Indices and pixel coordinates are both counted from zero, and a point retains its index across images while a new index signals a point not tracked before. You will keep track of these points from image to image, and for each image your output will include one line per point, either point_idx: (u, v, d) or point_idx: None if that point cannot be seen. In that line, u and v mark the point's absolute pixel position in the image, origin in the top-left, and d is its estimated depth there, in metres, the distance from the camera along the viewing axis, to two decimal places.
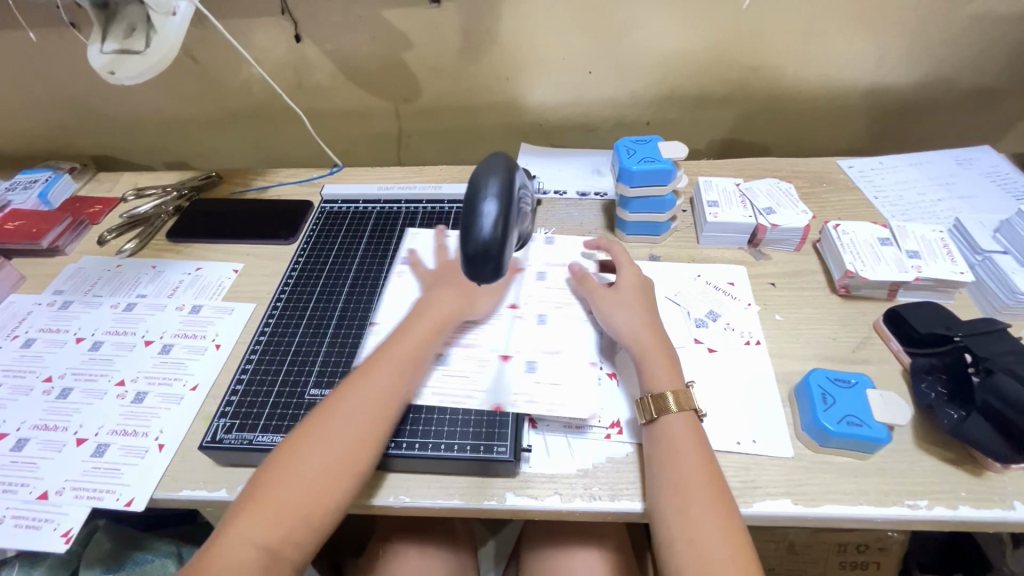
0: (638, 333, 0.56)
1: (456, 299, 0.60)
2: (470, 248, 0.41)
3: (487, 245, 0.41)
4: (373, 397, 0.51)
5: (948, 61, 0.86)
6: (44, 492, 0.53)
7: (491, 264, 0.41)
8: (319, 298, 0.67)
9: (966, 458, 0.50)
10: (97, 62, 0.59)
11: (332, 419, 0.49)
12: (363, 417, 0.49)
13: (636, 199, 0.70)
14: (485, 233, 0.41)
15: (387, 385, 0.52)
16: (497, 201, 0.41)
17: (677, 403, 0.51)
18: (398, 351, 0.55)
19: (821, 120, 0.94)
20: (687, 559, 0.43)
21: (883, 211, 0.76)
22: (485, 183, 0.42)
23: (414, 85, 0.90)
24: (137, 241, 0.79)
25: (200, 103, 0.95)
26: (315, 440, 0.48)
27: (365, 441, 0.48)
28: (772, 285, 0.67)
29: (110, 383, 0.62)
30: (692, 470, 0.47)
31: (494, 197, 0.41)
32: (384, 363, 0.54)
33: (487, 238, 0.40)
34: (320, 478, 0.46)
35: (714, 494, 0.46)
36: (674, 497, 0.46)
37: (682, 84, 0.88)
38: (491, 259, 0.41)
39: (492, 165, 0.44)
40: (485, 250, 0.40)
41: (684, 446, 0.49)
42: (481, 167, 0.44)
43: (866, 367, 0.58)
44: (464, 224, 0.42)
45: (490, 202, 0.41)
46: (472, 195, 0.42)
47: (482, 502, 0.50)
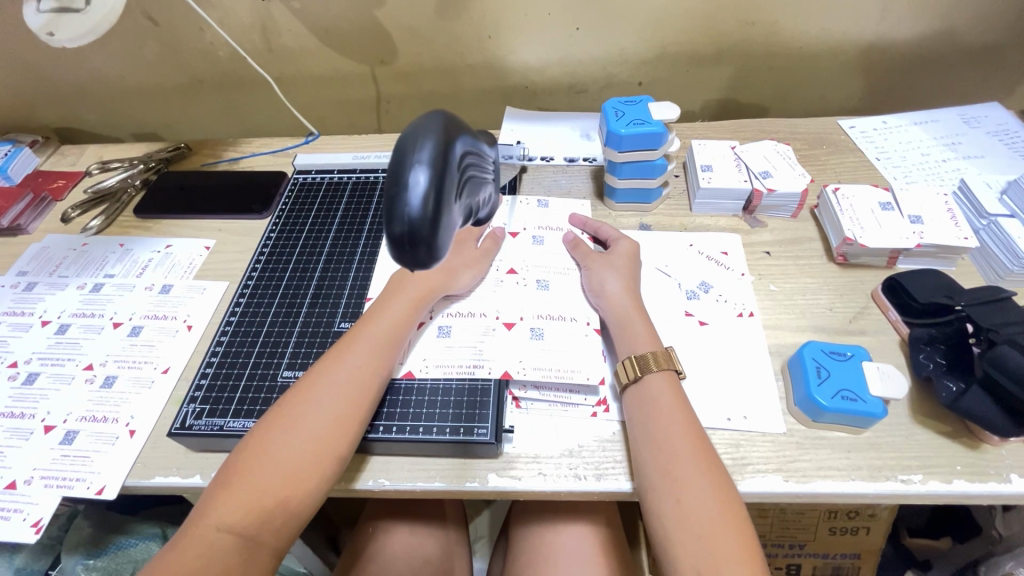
0: (618, 298, 0.56)
1: (442, 273, 0.57)
2: (396, 228, 0.34)
3: (415, 225, 0.34)
4: (348, 375, 0.49)
5: (956, 12, 0.81)
6: (13, 482, 0.51)
7: (423, 249, 0.34)
8: (293, 274, 0.64)
9: (963, 430, 0.49)
10: (34, 23, 0.54)
11: (307, 400, 0.47)
12: (340, 398, 0.47)
13: (626, 164, 0.66)
14: (413, 210, 0.34)
15: (365, 364, 0.50)
16: (428, 170, 0.34)
17: (657, 362, 0.50)
18: (376, 328, 0.52)
19: (822, 78, 0.89)
20: (674, 522, 0.42)
21: (885, 173, 0.72)
22: (414, 147, 0.35)
23: (390, 45, 0.85)
24: (103, 218, 0.75)
25: (165, 69, 0.89)
26: (290, 423, 0.46)
27: (343, 423, 0.46)
28: (766, 253, 0.65)
29: (78, 367, 0.59)
30: (674, 433, 0.46)
31: (423, 165, 0.34)
32: (362, 341, 0.51)
33: (414, 217, 0.33)
34: (296, 462, 0.44)
35: (698, 454, 0.44)
36: (659, 461, 0.45)
37: (675, 40, 0.83)
38: (420, 242, 0.34)
39: (426, 124, 0.37)
40: (413, 232, 0.34)
41: (667, 409, 0.47)
42: (413, 127, 0.36)
43: (863, 339, 0.56)
44: (388, 200, 0.35)
45: (420, 171, 0.34)
46: (398, 161, 0.35)
47: (464, 484, 0.48)
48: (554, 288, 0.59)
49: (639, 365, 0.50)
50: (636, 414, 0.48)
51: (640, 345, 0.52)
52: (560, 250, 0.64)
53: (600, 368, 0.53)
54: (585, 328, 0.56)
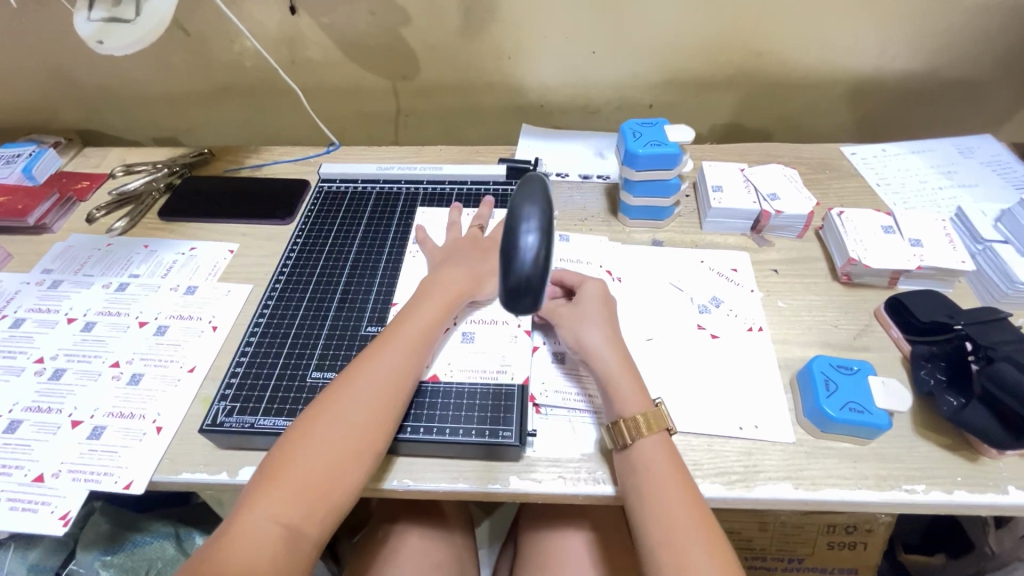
0: (602, 355, 0.53)
1: (470, 280, 0.59)
2: (511, 281, 0.40)
3: (529, 277, 0.39)
4: (384, 377, 0.50)
5: (951, 49, 0.86)
6: (40, 475, 0.52)
7: (529, 297, 0.40)
8: (319, 279, 0.66)
9: (963, 443, 0.51)
10: (85, 32, 0.56)
11: (344, 401, 0.48)
12: (375, 398, 0.49)
13: (641, 182, 0.69)
14: (526, 266, 0.39)
15: (399, 365, 0.52)
16: (538, 233, 0.40)
17: (647, 424, 0.48)
18: (408, 332, 0.54)
19: (825, 106, 0.93)
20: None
21: (885, 198, 0.76)
22: (523, 206, 0.41)
23: (413, 61, 0.88)
24: (128, 219, 0.77)
25: (191, 76, 0.92)
26: (330, 423, 0.47)
27: (379, 420, 0.48)
28: (774, 271, 0.67)
29: (104, 364, 0.60)
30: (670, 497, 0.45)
31: (533, 229, 0.40)
32: (396, 344, 0.53)
33: (528, 271, 0.39)
34: (338, 458, 0.46)
35: (695, 518, 0.44)
36: (655, 525, 0.44)
37: (685, 66, 0.87)
38: (532, 291, 0.40)
39: (531, 190, 0.42)
40: (525, 283, 0.39)
41: (660, 475, 0.46)
42: (518, 192, 0.42)
43: (867, 355, 0.59)
44: (502, 256, 0.40)
45: (530, 234, 0.40)
46: (511, 227, 0.41)
47: (487, 485, 0.50)
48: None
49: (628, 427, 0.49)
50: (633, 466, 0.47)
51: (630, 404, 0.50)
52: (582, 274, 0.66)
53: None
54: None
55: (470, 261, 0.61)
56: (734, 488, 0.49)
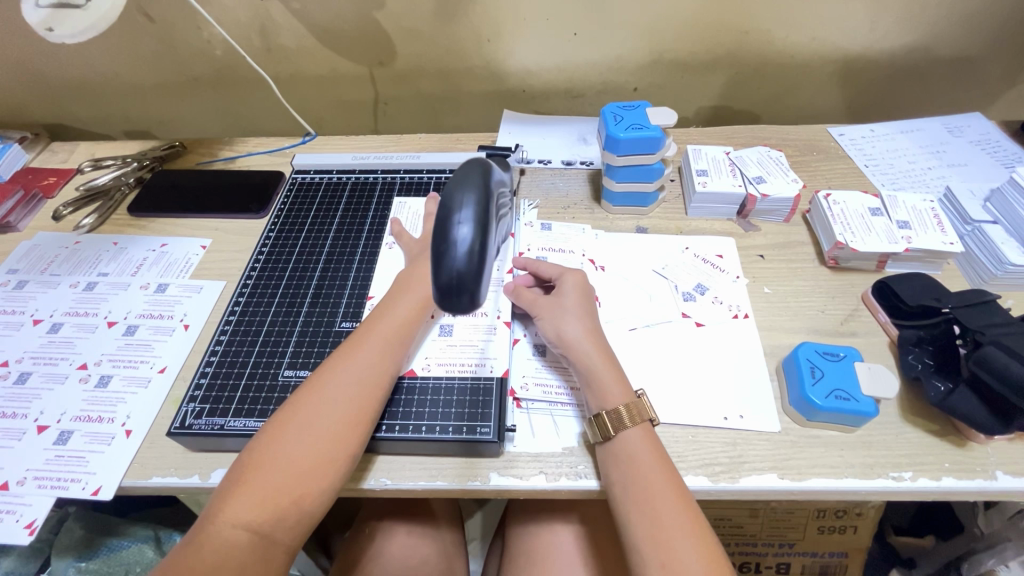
0: (581, 347, 0.51)
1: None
2: (444, 279, 0.38)
3: (462, 275, 0.38)
4: (360, 374, 0.49)
5: (940, 25, 0.84)
6: (5, 483, 0.50)
7: (466, 295, 0.39)
8: (293, 274, 0.64)
9: (950, 429, 0.50)
10: (32, 18, 0.53)
11: (318, 400, 0.47)
12: (350, 397, 0.47)
13: (623, 168, 0.67)
14: (458, 262, 0.38)
15: (376, 362, 0.50)
16: (472, 225, 0.38)
17: (629, 415, 0.47)
18: (386, 327, 0.52)
19: (813, 86, 0.92)
20: None
21: (873, 180, 0.74)
22: (458, 197, 0.39)
23: (389, 47, 0.85)
24: (96, 216, 0.74)
25: (160, 66, 0.89)
26: (303, 423, 0.45)
27: (355, 420, 0.46)
28: (761, 257, 0.66)
29: (71, 367, 0.58)
30: (655, 490, 0.43)
31: (467, 221, 0.38)
32: (372, 340, 0.51)
33: (460, 268, 0.37)
34: (311, 460, 0.44)
35: (680, 508, 0.43)
36: (640, 518, 0.43)
37: (669, 47, 0.85)
38: (466, 290, 0.38)
39: (468, 177, 0.41)
40: (457, 279, 0.38)
41: (644, 466, 0.45)
42: (454, 181, 0.40)
43: (854, 340, 0.57)
44: (435, 252, 0.39)
45: (463, 226, 0.38)
46: (443, 220, 0.39)
47: (467, 483, 0.49)
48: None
49: (609, 419, 0.47)
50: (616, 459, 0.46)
51: (612, 395, 0.49)
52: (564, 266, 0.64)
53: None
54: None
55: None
56: (719, 480, 0.48)
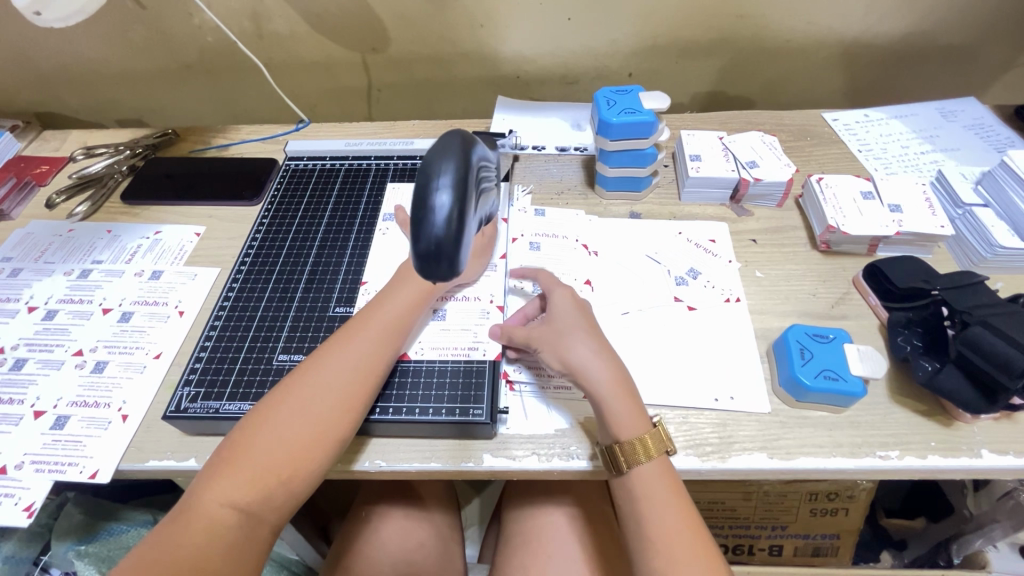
0: (591, 374, 0.48)
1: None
2: (421, 247, 0.37)
3: (440, 242, 0.36)
4: (354, 360, 0.49)
5: (935, 9, 0.83)
6: (3, 467, 0.51)
7: (444, 263, 0.37)
8: (286, 260, 0.64)
9: (938, 409, 0.51)
10: (18, 1, 0.52)
11: (311, 383, 0.47)
12: (344, 383, 0.48)
13: (616, 153, 0.67)
14: (437, 230, 0.36)
15: (372, 350, 0.50)
16: (451, 192, 0.37)
17: (645, 449, 0.46)
18: (382, 314, 0.53)
19: (808, 71, 0.91)
20: None
21: (866, 164, 0.74)
22: (437, 164, 0.37)
23: (382, 32, 0.84)
24: (89, 204, 0.74)
25: (152, 53, 0.88)
26: (294, 406, 0.46)
27: (347, 407, 0.47)
28: (753, 241, 0.66)
29: (67, 353, 0.59)
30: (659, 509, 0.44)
31: (447, 188, 0.36)
32: (368, 326, 0.51)
33: (437, 234, 0.35)
34: (301, 444, 0.44)
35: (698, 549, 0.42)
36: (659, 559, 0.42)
37: (664, 32, 0.84)
38: (444, 258, 0.37)
39: (448, 144, 0.39)
40: (436, 246, 0.36)
41: (661, 504, 0.44)
42: (434, 147, 0.38)
43: (844, 323, 0.58)
44: (414, 219, 0.37)
45: (442, 193, 0.36)
46: (422, 188, 0.37)
47: (460, 464, 0.49)
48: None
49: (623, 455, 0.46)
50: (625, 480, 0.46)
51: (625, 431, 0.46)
52: (558, 252, 0.64)
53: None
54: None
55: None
56: (709, 460, 0.49)
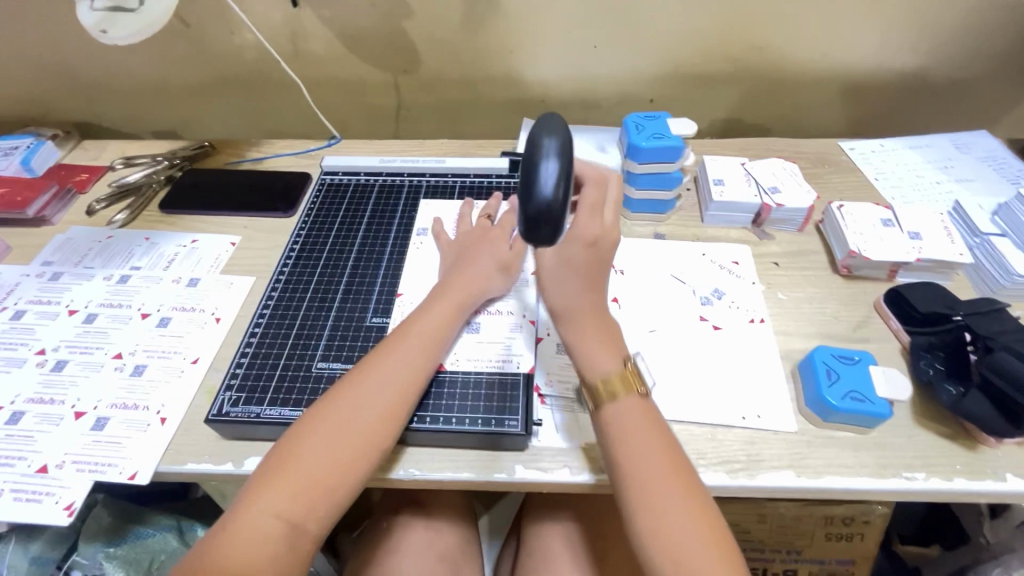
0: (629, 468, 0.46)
1: (485, 277, 0.59)
2: (532, 210, 0.43)
3: (549, 207, 0.42)
4: (397, 375, 0.50)
5: (948, 46, 0.87)
6: (44, 466, 0.52)
7: (548, 226, 0.43)
8: (323, 271, 0.66)
9: (961, 432, 0.52)
10: (88, 20, 0.56)
11: (356, 398, 0.48)
12: (386, 396, 0.49)
13: (643, 175, 0.70)
14: (545, 195, 0.43)
15: (411, 363, 0.52)
16: (556, 162, 0.44)
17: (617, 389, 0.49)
18: (422, 329, 0.54)
19: (824, 102, 0.94)
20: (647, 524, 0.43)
21: (884, 193, 0.76)
22: (544, 142, 0.45)
23: (415, 55, 0.88)
24: (129, 211, 0.76)
25: (192, 69, 0.92)
26: (339, 420, 0.47)
27: (389, 420, 0.48)
28: (775, 264, 0.68)
29: (106, 356, 0.60)
30: (660, 480, 0.44)
31: (553, 158, 0.44)
32: (409, 340, 0.53)
33: (548, 201, 0.42)
34: (346, 454, 0.46)
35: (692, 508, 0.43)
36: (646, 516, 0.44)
37: (686, 61, 0.87)
38: (552, 221, 0.43)
39: (549, 124, 0.47)
40: (546, 208, 0.43)
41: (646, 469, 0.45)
42: (538, 129, 0.46)
43: (867, 346, 0.59)
44: (525, 185, 0.44)
45: (550, 164, 0.43)
46: (533, 164, 0.44)
47: (493, 475, 0.50)
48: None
49: (605, 389, 0.49)
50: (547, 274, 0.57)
51: (601, 362, 0.50)
52: None
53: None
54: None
55: (485, 256, 0.61)
56: (738, 476, 0.50)
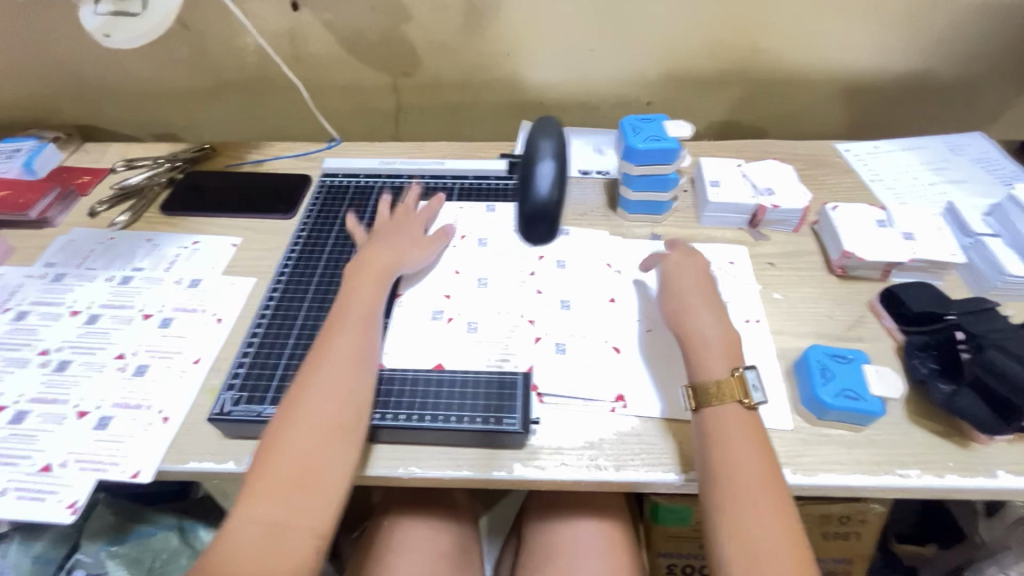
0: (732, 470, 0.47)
1: (388, 256, 0.63)
2: (534, 206, 0.69)
3: (545, 204, 0.69)
4: (340, 363, 0.51)
5: (942, 48, 0.87)
6: (47, 465, 0.53)
7: (543, 224, 0.69)
8: (323, 272, 0.66)
9: (954, 430, 0.53)
10: (91, 24, 0.56)
11: (307, 392, 0.49)
12: (331, 378, 0.50)
13: (640, 177, 0.70)
14: (542, 195, 0.69)
15: (349, 348, 0.53)
16: (550, 165, 0.70)
17: (721, 393, 0.51)
18: (352, 315, 0.55)
19: (820, 104, 0.95)
20: (734, 533, 0.44)
21: (879, 194, 0.77)
22: (541, 148, 0.71)
23: (414, 58, 0.88)
24: (130, 213, 0.77)
25: (193, 72, 0.92)
26: (299, 418, 0.48)
27: (347, 403, 0.49)
28: (771, 264, 0.69)
29: (109, 356, 0.61)
30: (752, 485, 0.46)
31: (547, 164, 0.70)
32: (341, 327, 0.54)
33: (542, 203, 0.68)
34: (312, 445, 0.47)
35: (781, 520, 0.45)
36: (729, 521, 0.45)
37: (683, 63, 0.88)
38: (547, 212, 0.68)
39: (547, 131, 0.73)
40: (541, 206, 0.69)
41: (745, 474, 0.46)
42: (539, 135, 0.73)
43: (861, 345, 0.60)
44: (529, 186, 0.70)
45: (545, 168, 0.70)
46: (534, 168, 0.70)
47: (491, 472, 0.51)
48: (579, 303, 0.63)
49: (711, 393, 0.51)
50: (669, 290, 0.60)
51: (713, 368, 0.53)
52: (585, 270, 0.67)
53: (615, 382, 0.56)
54: (606, 346, 0.59)
55: (377, 246, 0.64)
56: None
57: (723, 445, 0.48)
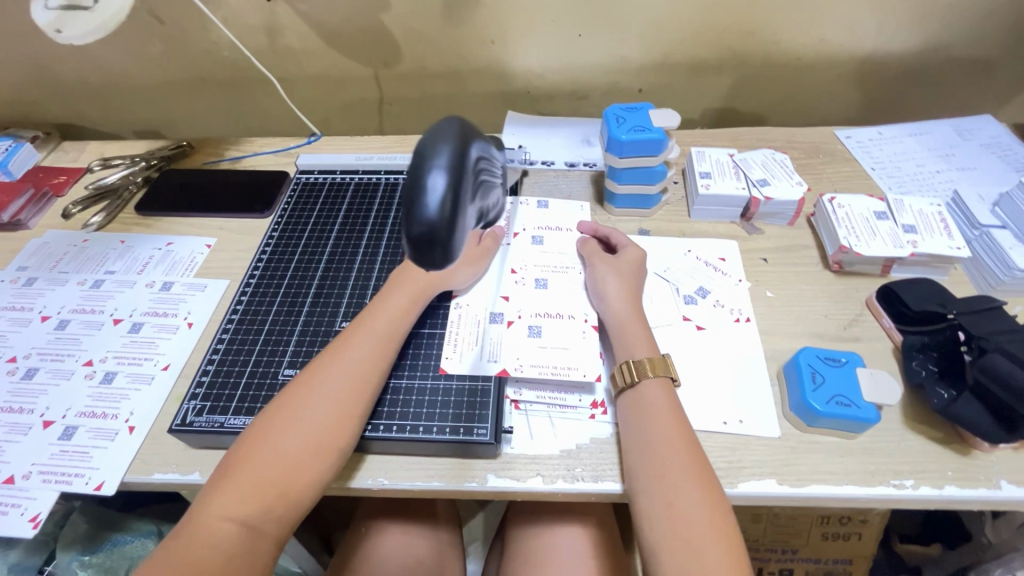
0: (654, 443, 0.46)
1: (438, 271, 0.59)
2: (414, 231, 0.34)
3: (434, 226, 0.33)
4: (352, 370, 0.49)
5: (950, 26, 0.83)
6: (10, 477, 0.51)
7: (439, 250, 0.34)
8: (295, 274, 0.64)
9: (954, 437, 0.50)
10: (42, 19, 0.54)
11: (309, 395, 0.47)
12: (343, 390, 0.48)
13: (626, 170, 0.67)
14: (431, 213, 0.33)
15: (367, 357, 0.50)
16: (448, 173, 0.34)
17: (652, 367, 0.50)
18: (377, 323, 0.53)
19: (820, 88, 0.91)
20: (661, 512, 0.43)
21: (880, 183, 0.73)
22: (434, 146, 0.34)
23: (394, 48, 0.85)
24: (105, 214, 0.75)
25: (170, 67, 0.90)
26: (295, 418, 0.46)
27: (349, 416, 0.47)
28: (764, 260, 0.65)
29: (77, 363, 0.59)
30: (674, 459, 0.45)
31: (442, 168, 0.34)
32: (364, 334, 0.52)
33: (429, 224, 0.33)
34: (298, 452, 0.44)
35: (709, 502, 0.43)
36: (658, 499, 0.44)
37: (674, 48, 0.84)
38: (440, 244, 0.34)
39: (445, 128, 0.36)
40: (428, 232, 0.33)
41: (667, 450, 0.46)
42: (430, 132, 0.35)
43: (857, 346, 0.57)
44: (406, 200, 0.34)
45: (439, 173, 0.33)
46: (416, 172, 0.34)
47: (463, 484, 0.49)
48: (554, 287, 0.61)
49: (635, 368, 0.51)
50: (595, 274, 0.60)
51: (639, 347, 0.53)
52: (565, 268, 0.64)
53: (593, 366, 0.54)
54: (582, 327, 0.57)
55: None
56: None
57: (652, 421, 0.48)
